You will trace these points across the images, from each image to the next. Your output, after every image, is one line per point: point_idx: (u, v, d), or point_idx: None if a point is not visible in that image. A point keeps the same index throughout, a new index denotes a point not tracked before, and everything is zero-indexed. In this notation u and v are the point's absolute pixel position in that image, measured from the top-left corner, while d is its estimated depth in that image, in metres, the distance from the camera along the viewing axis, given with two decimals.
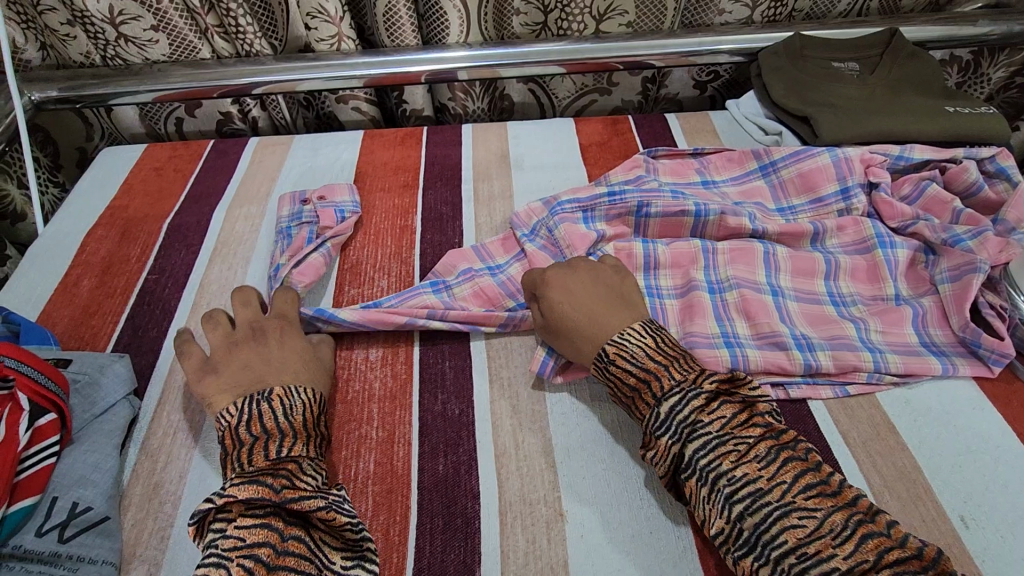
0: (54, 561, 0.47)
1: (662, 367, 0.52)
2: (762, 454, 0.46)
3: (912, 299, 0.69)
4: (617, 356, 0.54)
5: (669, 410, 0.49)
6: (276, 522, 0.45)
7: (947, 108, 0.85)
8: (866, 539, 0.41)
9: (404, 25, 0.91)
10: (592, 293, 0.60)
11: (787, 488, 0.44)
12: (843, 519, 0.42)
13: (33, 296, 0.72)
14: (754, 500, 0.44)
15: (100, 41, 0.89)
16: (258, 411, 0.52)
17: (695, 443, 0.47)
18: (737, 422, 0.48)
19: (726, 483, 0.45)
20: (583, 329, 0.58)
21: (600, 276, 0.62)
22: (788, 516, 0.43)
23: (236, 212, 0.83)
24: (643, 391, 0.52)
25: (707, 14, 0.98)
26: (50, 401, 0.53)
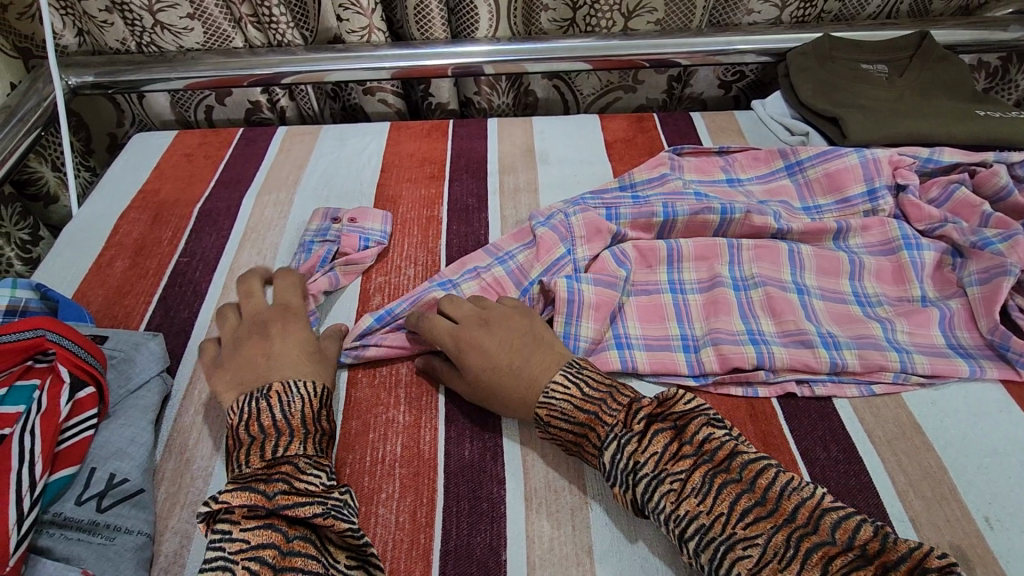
0: (93, 529, 0.49)
1: (592, 418, 0.51)
2: (699, 485, 0.45)
3: (938, 301, 0.69)
4: (550, 417, 0.53)
5: (609, 462, 0.49)
6: (279, 524, 0.44)
7: (977, 111, 0.85)
8: (810, 553, 0.41)
9: (434, 18, 0.92)
10: (509, 346, 0.57)
11: (727, 518, 0.44)
12: (785, 540, 0.42)
13: (67, 275, 0.73)
14: (702, 537, 0.44)
15: (136, 28, 0.91)
16: (255, 408, 0.51)
17: (640, 487, 0.47)
18: (670, 455, 0.47)
19: (674, 523, 0.45)
20: (512, 392, 0.55)
21: (510, 327, 0.59)
22: (734, 548, 0.42)
23: (265, 198, 0.84)
24: (584, 444, 0.51)
25: (735, 13, 0.99)
26: (89, 374, 0.55)
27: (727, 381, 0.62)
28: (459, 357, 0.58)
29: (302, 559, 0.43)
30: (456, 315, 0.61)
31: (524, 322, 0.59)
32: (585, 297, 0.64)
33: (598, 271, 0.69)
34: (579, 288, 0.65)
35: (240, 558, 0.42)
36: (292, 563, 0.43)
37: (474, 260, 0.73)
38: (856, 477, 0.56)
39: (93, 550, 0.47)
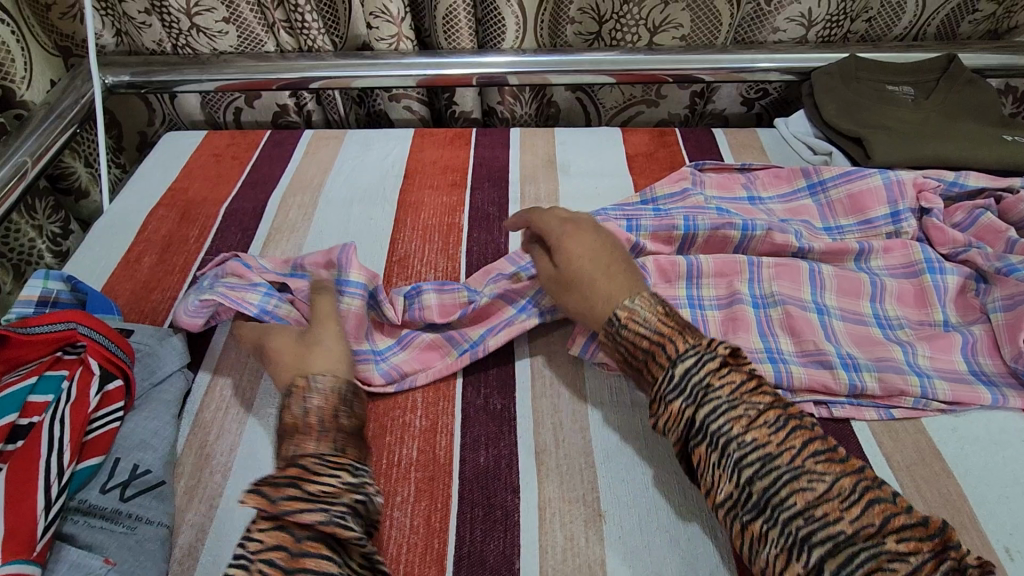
0: (115, 517, 0.50)
1: (674, 332, 0.52)
2: (772, 420, 0.45)
3: (961, 327, 0.68)
4: (630, 321, 0.54)
5: (682, 372, 0.49)
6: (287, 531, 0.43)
7: (1005, 136, 0.84)
8: (872, 503, 0.41)
9: (462, 28, 0.93)
10: (591, 247, 0.61)
11: (798, 452, 0.44)
12: (851, 486, 0.42)
13: (97, 269, 0.75)
14: (765, 465, 0.43)
15: (173, 30, 0.93)
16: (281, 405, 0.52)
17: (707, 408, 0.47)
18: (748, 388, 0.47)
19: (736, 447, 0.45)
20: (599, 288, 0.58)
21: (603, 235, 0.64)
22: (798, 479, 0.42)
23: (289, 200, 0.85)
24: (656, 354, 0.51)
25: (760, 31, 0.99)
26: (118, 368, 0.56)
27: None
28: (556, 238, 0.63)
29: (314, 559, 0.42)
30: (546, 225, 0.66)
31: (599, 231, 0.64)
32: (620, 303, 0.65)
33: None
34: None
35: (253, 559, 0.42)
36: (303, 563, 0.41)
37: (498, 267, 0.72)
38: None
39: (115, 538, 0.48)
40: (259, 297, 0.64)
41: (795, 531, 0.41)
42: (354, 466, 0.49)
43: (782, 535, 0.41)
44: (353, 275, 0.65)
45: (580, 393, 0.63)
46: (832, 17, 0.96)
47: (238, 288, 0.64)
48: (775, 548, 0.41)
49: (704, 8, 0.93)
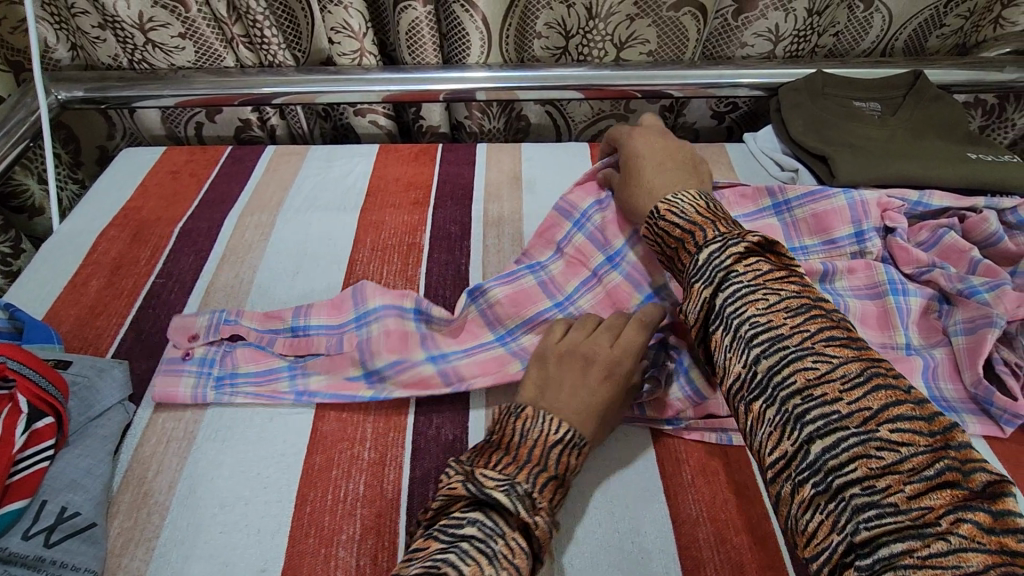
0: (38, 565, 0.48)
1: (707, 222, 0.53)
2: (795, 307, 0.43)
3: (922, 350, 0.67)
4: (667, 212, 0.56)
5: (706, 259, 0.49)
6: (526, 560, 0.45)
7: (969, 153, 0.84)
8: (878, 389, 0.38)
9: (426, 43, 0.91)
10: (651, 148, 0.67)
11: (811, 335, 0.41)
12: (860, 370, 0.39)
13: (41, 294, 0.73)
14: (773, 344, 0.41)
15: (128, 45, 0.91)
16: (568, 449, 0.52)
17: (726, 293, 0.45)
18: (772, 276, 0.45)
19: (748, 326, 0.43)
20: (648, 182, 0.64)
21: (669, 142, 0.68)
22: (802, 357, 0.40)
23: (247, 219, 0.83)
24: (687, 243, 0.53)
25: (728, 46, 0.98)
26: (50, 405, 0.54)
27: (700, 428, 0.60)
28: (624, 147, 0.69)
29: None
30: (615, 132, 0.73)
31: (668, 137, 0.68)
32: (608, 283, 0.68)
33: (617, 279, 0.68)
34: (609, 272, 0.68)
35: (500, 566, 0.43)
36: None
37: (554, 228, 0.73)
38: None
39: None
40: (290, 382, 0.63)
41: (791, 409, 0.39)
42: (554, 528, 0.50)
43: (778, 415, 0.40)
44: (370, 304, 0.67)
45: None
46: (799, 32, 0.96)
47: (267, 381, 0.63)
48: (769, 427, 0.40)
49: (670, 24, 0.92)
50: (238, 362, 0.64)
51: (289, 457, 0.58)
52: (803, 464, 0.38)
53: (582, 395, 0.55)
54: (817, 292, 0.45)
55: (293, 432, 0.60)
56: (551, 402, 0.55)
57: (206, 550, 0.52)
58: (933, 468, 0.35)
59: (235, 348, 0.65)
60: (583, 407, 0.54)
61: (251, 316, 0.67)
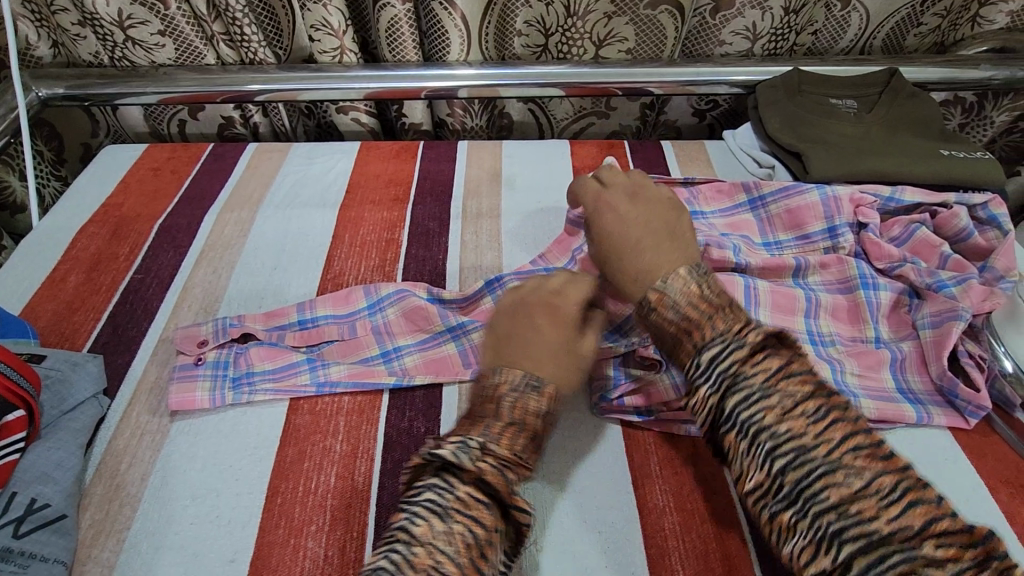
0: (6, 556, 0.48)
1: (704, 315, 0.50)
2: (811, 411, 0.45)
3: (891, 343, 0.68)
4: (660, 303, 0.52)
5: (709, 360, 0.48)
6: (486, 515, 0.45)
7: (942, 150, 0.85)
8: (913, 505, 0.40)
9: (406, 40, 0.92)
10: (629, 217, 0.62)
11: (835, 446, 0.43)
12: (891, 483, 0.41)
13: (19, 289, 0.73)
14: (798, 457, 0.43)
15: (108, 43, 0.91)
16: (526, 393, 0.51)
17: (737, 398, 0.46)
18: (782, 375, 0.46)
19: (768, 437, 0.44)
20: (629, 260, 0.58)
21: (649, 208, 0.63)
22: (833, 473, 0.42)
23: (226, 216, 0.84)
24: (684, 339, 0.51)
25: (707, 44, 0.99)
26: (22, 399, 0.54)
27: (668, 419, 0.61)
28: (595, 214, 0.64)
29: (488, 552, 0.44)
30: (581, 197, 0.68)
31: (644, 204, 0.64)
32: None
33: None
34: None
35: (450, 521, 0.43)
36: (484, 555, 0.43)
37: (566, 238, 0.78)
38: None
39: None
40: (310, 373, 0.64)
41: (825, 525, 0.41)
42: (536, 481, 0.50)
43: (812, 530, 0.41)
44: (383, 293, 0.71)
45: None
46: (777, 30, 0.96)
47: (283, 377, 0.64)
48: (803, 539, 0.41)
49: (648, 23, 0.93)
50: (252, 361, 0.65)
51: (261, 450, 0.59)
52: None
53: (551, 350, 0.54)
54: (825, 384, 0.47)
55: (266, 425, 0.61)
56: (522, 359, 0.53)
57: (176, 542, 0.52)
58: None
59: (247, 350, 0.65)
60: (553, 364, 0.53)
61: (254, 318, 0.69)
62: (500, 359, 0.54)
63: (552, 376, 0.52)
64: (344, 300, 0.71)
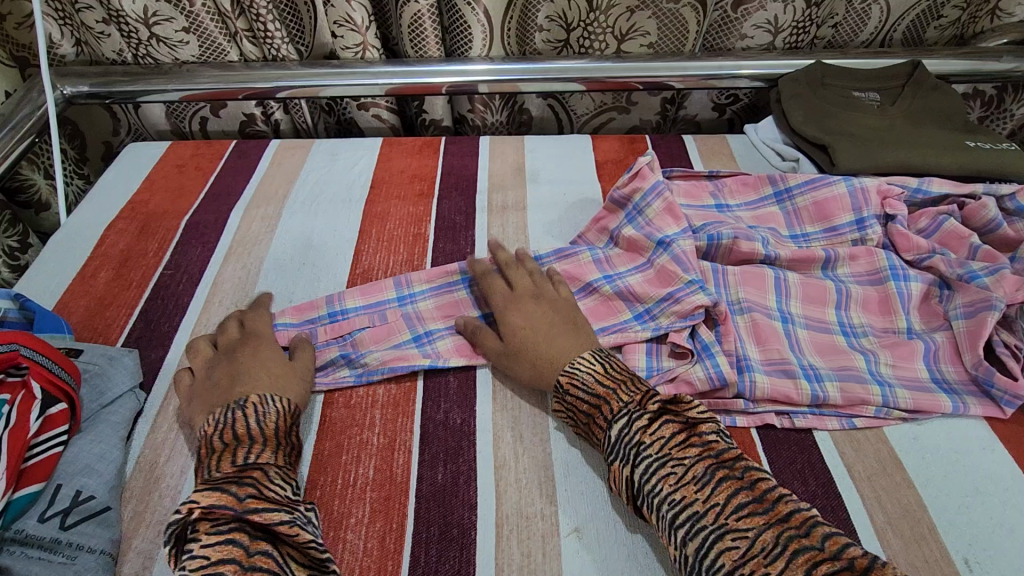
0: (54, 547, 0.48)
1: (609, 391, 0.54)
2: (699, 475, 0.46)
3: (923, 334, 0.68)
4: (570, 386, 0.56)
5: (617, 434, 0.51)
6: (240, 538, 0.43)
7: (968, 142, 0.85)
8: (795, 555, 0.40)
9: (428, 36, 0.92)
10: (532, 313, 0.63)
11: (721, 510, 0.44)
12: (774, 538, 0.42)
13: (50, 285, 0.73)
14: (694, 523, 0.44)
15: (132, 40, 0.92)
16: (232, 418, 0.53)
17: (640, 467, 0.48)
18: (676, 442, 0.48)
19: (667, 506, 0.46)
20: (540, 352, 0.60)
21: (550, 299, 0.65)
22: (723, 538, 0.43)
23: (253, 212, 0.84)
24: (596, 416, 0.54)
25: (728, 38, 0.99)
26: (62, 391, 0.55)
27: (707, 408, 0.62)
28: (502, 311, 0.64)
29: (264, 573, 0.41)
30: (490, 296, 0.67)
31: (541, 298, 0.65)
32: (657, 262, 0.70)
33: (667, 262, 0.69)
34: (659, 253, 0.71)
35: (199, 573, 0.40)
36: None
37: (611, 219, 0.79)
38: (834, 512, 0.55)
39: (53, 569, 0.47)
40: (348, 367, 0.64)
41: None
42: (292, 486, 0.50)
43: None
44: (416, 288, 0.71)
45: (542, 407, 0.62)
46: (798, 24, 0.96)
47: (323, 371, 0.64)
48: None
49: (670, 16, 0.93)
50: None
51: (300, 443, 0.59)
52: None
53: (262, 367, 0.59)
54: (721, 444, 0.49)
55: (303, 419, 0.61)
56: (241, 384, 0.56)
57: None
58: None
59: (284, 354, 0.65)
60: (271, 379, 0.58)
61: (285, 314, 0.69)
62: (219, 395, 0.56)
63: (279, 389, 0.57)
64: (441, 275, 0.72)
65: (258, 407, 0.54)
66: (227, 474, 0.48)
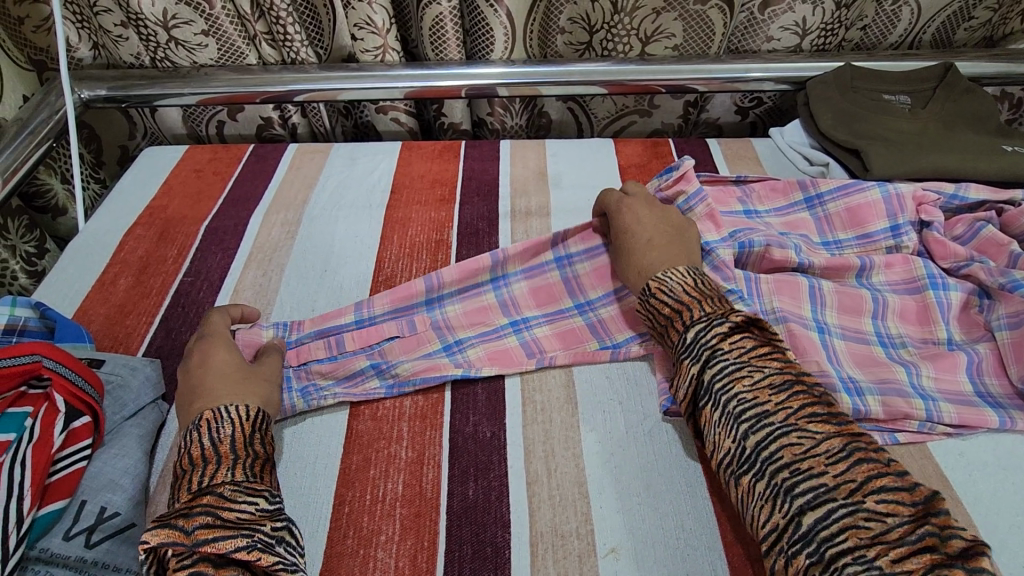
0: (80, 566, 0.47)
1: (695, 300, 0.55)
2: (777, 382, 0.48)
3: (965, 345, 0.66)
4: (658, 289, 0.58)
5: (693, 337, 0.53)
6: (204, 569, 0.42)
7: (1004, 146, 0.82)
8: (859, 463, 0.42)
9: (449, 38, 0.91)
10: (647, 221, 0.65)
11: (793, 412, 0.46)
12: (841, 445, 0.44)
13: (69, 292, 0.72)
14: (759, 421, 0.46)
15: (151, 43, 0.91)
16: (189, 439, 0.50)
17: (713, 369, 0.50)
18: (757, 352, 0.50)
19: (735, 403, 0.48)
20: (639, 259, 0.63)
21: (661, 213, 0.67)
22: (788, 435, 0.45)
23: (272, 217, 0.83)
24: (676, 319, 0.56)
25: (754, 40, 0.97)
26: (85, 403, 0.53)
27: None
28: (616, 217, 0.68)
29: None
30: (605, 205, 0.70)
31: (657, 212, 0.67)
32: None
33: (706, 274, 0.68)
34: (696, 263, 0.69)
35: None
36: None
37: None
38: None
39: None
40: (378, 377, 0.63)
41: (779, 483, 0.43)
42: (270, 492, 0.48)
43: (768, 489, 0.44)
44: (448, 286, 0.69)
45: (573, 420, 0.60)
46: (827, 25, 0.95)
47: (350, 381, 0.63)
48: (761, 500, 0.44)
49: (696, 18, 0.91)
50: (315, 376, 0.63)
51: (327, 458, 0.58)
52: (796, 535, 0.41)
53: (221, 376, 0.55)
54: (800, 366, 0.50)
55: (329, 432, 0.60)
56: (198, 400, 0.53)
57: None
58: (915, 534, 0.39)
59: (308, 366, 0.63)
60: (229, 388, 0.55)
61: (308, 323, 0.67)
62: (181, 414, 0.54)
63: (241, 397, 0.54)
64: (470, 274, 0.69)
65: (212, 421, 0.51)
66: (182, 505, 0.46)
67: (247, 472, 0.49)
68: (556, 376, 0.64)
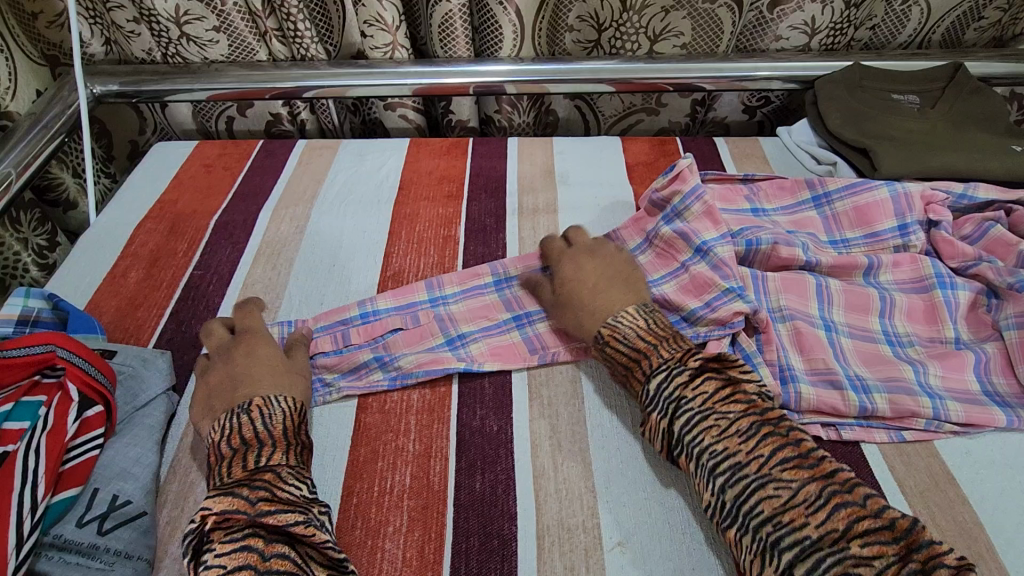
0: (92, 553, 0.48)
1: (650, 347, 0.55)
2: (744, 429, 0.48)
3: (972, 344, 0.66)
4: (611, 338, 0.58)
5: (655, 388, 0.52)
6: (256, 542, 0.43)
7: (1013, 146, 0.82)
8: (837, 509, 0.42)
9: (458, 36, 0.91)
10: (587, 266, 0.65)
11: (765, 461, 0.46)
12: (817, 490, 0.44)
13: (80, 284, 0.73)
14: (735, 473, 0.46)
15: (162, 39, 0.91)
16: (238, 422, 0.51)
17: (681, 420, 0.50)
18: (721, 398, 0.50)
19: (708, 455, 0.48)
20: (587, 303, 0.62)
21: (602, 253, 0.66)
22: (765, 486, 0.45)
23: (281, 212, 0.83)
24: (634, 369, 0.55)
25: (762, 39, 0.97)
26: (98, 393, 0.54)
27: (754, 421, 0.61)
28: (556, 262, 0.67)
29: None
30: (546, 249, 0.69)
31: (596, 253, 0.66)
32: (694, 270, 0.69)
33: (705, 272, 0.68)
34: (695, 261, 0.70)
35: None
36: None
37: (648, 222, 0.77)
38: None
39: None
40: (381, 370, 0.64)
41: (765, 537, 0.43)
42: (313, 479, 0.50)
43: (755, 543, 0.44)
44: (448, 290, 0.71)
45: (580, 415, 0.61)
46: (836, 25, 0.95)
47: (356, 374, 0.63)
48: (750, 553, 0.44)
49: (705, 17, 0.91)
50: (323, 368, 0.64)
51: (335, 449, 0.58)
52: None
53: (264, 365, 0.56)
54: (765, 405, 0.50)
55: (337, 425, 0.60)
56: (244, 387, 0.54)
57: None
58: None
59: (316, 359, 0.64)
60: (274, 379, 0.56)
61: (314, 320, 0.68)
62: (223, 400, 0.54)
63: (286, 388, 0.55)
64: (471, 278, 0.72)
65: (265, 407, 0.52)
66: (236, 479, 0.47)
67: (297, 459, 0.50)
68: (562, 372, 0.64)
